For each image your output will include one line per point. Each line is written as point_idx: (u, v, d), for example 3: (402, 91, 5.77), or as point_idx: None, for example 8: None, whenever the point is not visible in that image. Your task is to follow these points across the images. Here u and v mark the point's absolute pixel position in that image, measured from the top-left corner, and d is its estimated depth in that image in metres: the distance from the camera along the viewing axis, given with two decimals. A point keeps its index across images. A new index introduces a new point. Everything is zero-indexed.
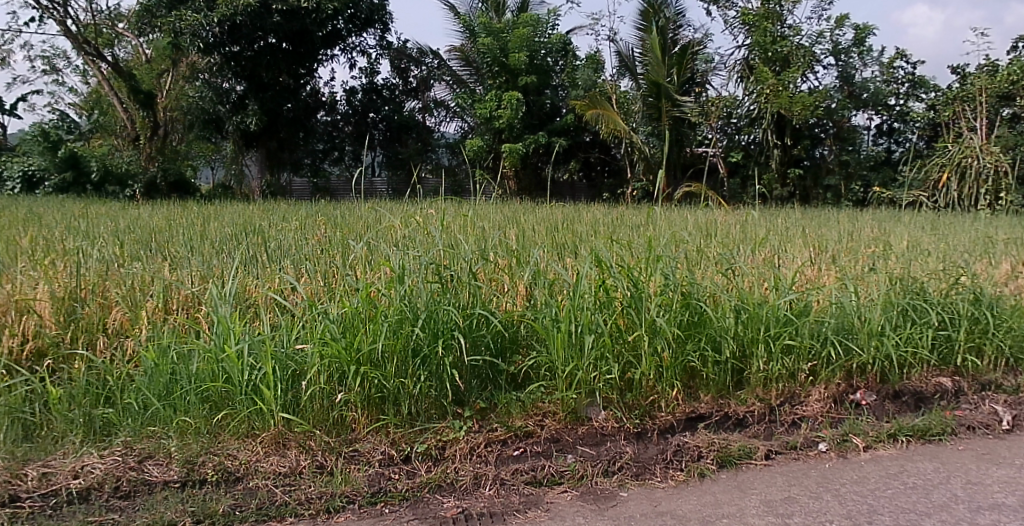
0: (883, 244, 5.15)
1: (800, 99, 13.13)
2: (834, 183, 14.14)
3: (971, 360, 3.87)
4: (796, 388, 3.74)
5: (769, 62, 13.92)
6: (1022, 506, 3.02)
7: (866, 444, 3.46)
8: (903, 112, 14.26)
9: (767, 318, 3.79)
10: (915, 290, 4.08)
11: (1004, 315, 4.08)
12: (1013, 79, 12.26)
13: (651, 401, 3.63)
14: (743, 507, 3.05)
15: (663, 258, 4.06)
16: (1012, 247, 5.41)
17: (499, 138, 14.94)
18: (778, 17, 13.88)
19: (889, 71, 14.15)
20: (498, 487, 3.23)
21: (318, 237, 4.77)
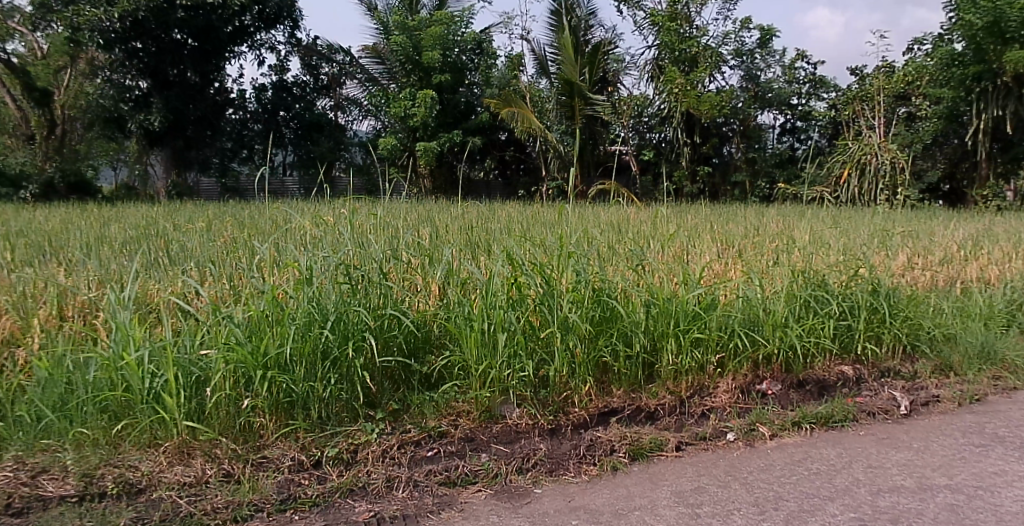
0: (789, 238, 5.30)
1: (708, 98, 13.48)
2: (740, 181, 14.87)
3: (871, 348, 4.01)
4: (705, 380, 3.80)
5: (678, 62, 14.35)
6: (919, 488, 3.15)
7: (772, 433, 3.55)
8: (804, 112, 15.09)
9: (677, 312, 3.83)
10: (817, 281, 4.19)
11: (901, 304, 4.23)
12: (908, 81, 13.46)
13: (565, 397, 3.64)
14: (654, 499, 3.11)
15: (575, 253, 4.05)
16: (910, 242, 5.75)
17: (414, 137, 14.66)
18: (684, 18, 14.31)
19: (790, 72, 14.73)
20: (412, 488, 3.19)
21: (225, 237, 4.66)
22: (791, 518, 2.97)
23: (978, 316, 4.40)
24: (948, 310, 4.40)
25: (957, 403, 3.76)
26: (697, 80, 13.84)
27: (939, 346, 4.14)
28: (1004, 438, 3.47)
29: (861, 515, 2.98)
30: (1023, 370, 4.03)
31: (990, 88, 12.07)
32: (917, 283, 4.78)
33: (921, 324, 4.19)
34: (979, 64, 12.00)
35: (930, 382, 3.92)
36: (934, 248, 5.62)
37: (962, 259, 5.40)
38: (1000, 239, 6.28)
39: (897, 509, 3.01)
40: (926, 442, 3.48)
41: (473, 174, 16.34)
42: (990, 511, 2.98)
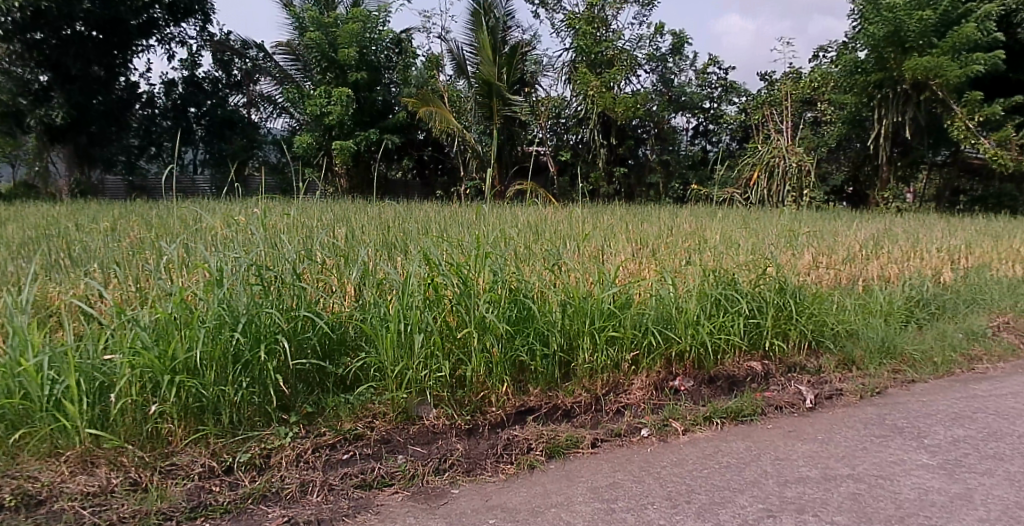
0: (700, 240, 5.42)
1: (624, 101, 13.72)
2: (655, 181, 15.28)
3: (778, 344, 4.14)
4: (620, 377, 3.87)
5: (594, 64, 14.49)
6: (823, 478, 3.28)
7: (684, 428, 3.64)
8: (716, 115, 15.38)
9: (593, 311, 3.89)
10: (727, 280, 4.31)
11: (806, 302, 4.38)
12: (812, 87, 14.14)
13: (483, 396, 3.66)
14: (570, 496, 3.16)
15: (492, 254, 4.06)
16: (814, 240, 6.03)
17: (330, 135, 14.40)
18: (602, 21, 14.48)
19: (702, 77, 15.20)
20: (326, 492, 3.16)
21: (131, 238, 4.53)
22: (702, 511, 3.06)
23: (878, 313, 4.58)
24: (850, 306, 4.57)
25: (859, 396, 3.93)
26: (612, 83, 14.09)
27: (842, 341, 4.31)
28: (902, 429, 3.64)
29: (768, 506, 3.09)
30: (919, 364, 4.24)
31: (890, 94, 12.47)
32: (822, 282, 4.95)
33: (825, 320, 4.34)
34: (879, 72, 12.38)
35: (834, 376, 4.08)
36: (838, 247, 5.90)
37: (863, 258, 5.63)
38: (893, 237, 6.62)
39: (802, 499, 3.13)
40: (830, 434, 3.62)
41: (390, 174, 16.31)
42: (889, 498, 3.13)
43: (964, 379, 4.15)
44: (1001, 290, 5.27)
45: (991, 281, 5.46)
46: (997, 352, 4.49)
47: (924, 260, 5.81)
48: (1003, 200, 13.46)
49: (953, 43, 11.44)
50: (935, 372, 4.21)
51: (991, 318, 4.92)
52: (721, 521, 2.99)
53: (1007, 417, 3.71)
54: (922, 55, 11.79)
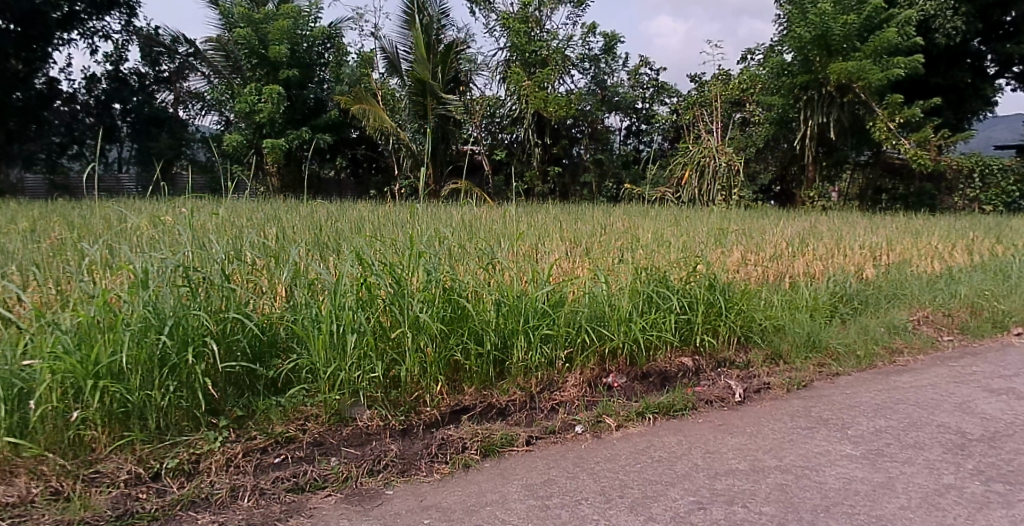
0: (622, 238, 5.53)
1: (555, 99, 13.87)
2: (589, 181, 15.44)
3: (709, 340, 4.24)
4: (555, 375, 3.92)
5: (528, 64, 14.60)
6: (751, 470, 3.37)
7: (618, 424, 3.70)
8: (649, 115, 15.83)
9: (526, 310, 3.93)
10: (658, 278, 4.41)
11: (735, 299, 4.49)
12: (742, 89, 14.53)
13: (417, 396, 3.68)
14: (505, 493, 3.19)
15: (425, 253, 4.07)
16: (743, 239, 6.18)
17: (261, 134, 14.23)
18: (536, 22, 14.71)
19: (635, 78, 15.53)
20: (257, 497, 3.12)
21: (50, 240, 4.40)
22: (634, 505, 3.12)
23: (804, 308, 4.72)
24: (777, 302, 4.69)
25: (786, 389, 4.04)
26: (545, 83, 14.20)
27: (770, 336, 4.43)
28: (827, 420, 3.76)
29: (699, 499, 3.17)
30: (844, 357, 4.39)
31: (816, 96, 12.96)
32: (750, 278, 5.07)
33: (753, 316, 4.46)
34: (805, 74, 12.72)
35: (762, 370, 4.20)
36: (765, 245, 6.09)
37: (789, 255, 5.81)
38: (816, 235, 6.87)
39: (732, 491, 3.22)
40: (758, 426, 3.72)
41: (322, 172, 15.82)
42: (815, 488, 3.23)
43: (886, 371, 4.31)
44: (920, 285, 5.48)
45: (911, 276, 5.67)
46: (916, 344, 4.67)
47: (848, 257, 6.06)
48: (923, 198, 14.04)
49: (875, 47, 11.83)
50: (858, 364, 4.36)
51: (912, 312, 5.11)
52: (652, 515, 3.05)
53: (926, 407, 3.87)
54: (846, 58, 12.20)
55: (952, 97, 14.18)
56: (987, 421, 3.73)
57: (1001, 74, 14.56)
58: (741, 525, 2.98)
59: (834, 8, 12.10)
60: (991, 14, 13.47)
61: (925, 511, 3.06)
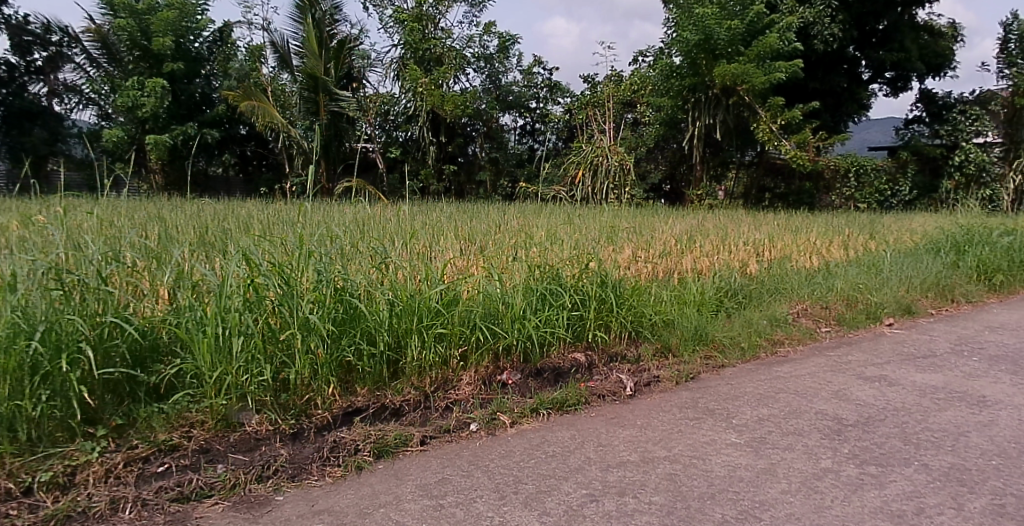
0: (502, 235, 5.65)
1: (451, 99, 13.88)
2: (484, 179, 15.63)
3: (600, 336, 4.36)
4: (449, 374, 3.95)
5: (423, 61, 14.72)
6: (641, 461, 3.46)
7: (512, 421, 3.75)
8: (543, 114, 16.17)
9: (420, 309, 3.94)
10: (551, 275, 4.51)
11: (626, 295, 4.64)
12: (633, 90, 15.17)
13: (308, 399, 3.64)
14: (399, 494, 3.17)
15: (315, 253, 4.04)
16: (634, 236, 6.41)
17: (144, 129, 13.73)
18: (430, 19, 14.69)
19: (529, 77, 15.79)
20: (139, 508, 3.00)
21: None
22: (527, 500, 3.15)
23: (692, 303, 4.88)
24: (667, 298, 4.84)
25: (675, 382, 4.18)
26: (440, 81, 14.35)
27: (660, 331, 4.57)
28: (713, 411, 3.89)
29: (591, 491, 3.23)
30: (729, 349, 4.58)
31: (703, 99, 13.48)
32: (640, 274, 5.25)
33: (643, 311, 4.60)
34: (693, 77, 13.23)
35: (652, 364, 4.33)
36: (657, 242, 6.28)
37: (678, 252, 6.06)
38: (702, 232, 7.18)
39: (623, 482, 3.29)
40: (648, 419, 3.82)
41: (209, 170, 15.46)
42: (702, 477, 3.34)
43: (768, 362, 4.52)
44: (799, 279, 5.74)
45: (790, 271, 5.94)
46: (796, 336, 4.92)
47: (733, 253, 6.32)
48: (803, 197, 14.91)
49: (758, 52, 12.43)
50: (743, 356, 4.56)
51: (792, 305, 5.38)
52: (546, 509, 3.09)
53: (806, 396, 4.05)
54: (731, 61, 12.73)
55: (829, 101, 14.97)
56: (861, 407, 3.94)
57: (873, 80, 15.67)
58: (632, 516, 3.05)
59: (718, 13, 12.55)
60: (866, 22, 14.49)
61: (804, 495, 3.20)
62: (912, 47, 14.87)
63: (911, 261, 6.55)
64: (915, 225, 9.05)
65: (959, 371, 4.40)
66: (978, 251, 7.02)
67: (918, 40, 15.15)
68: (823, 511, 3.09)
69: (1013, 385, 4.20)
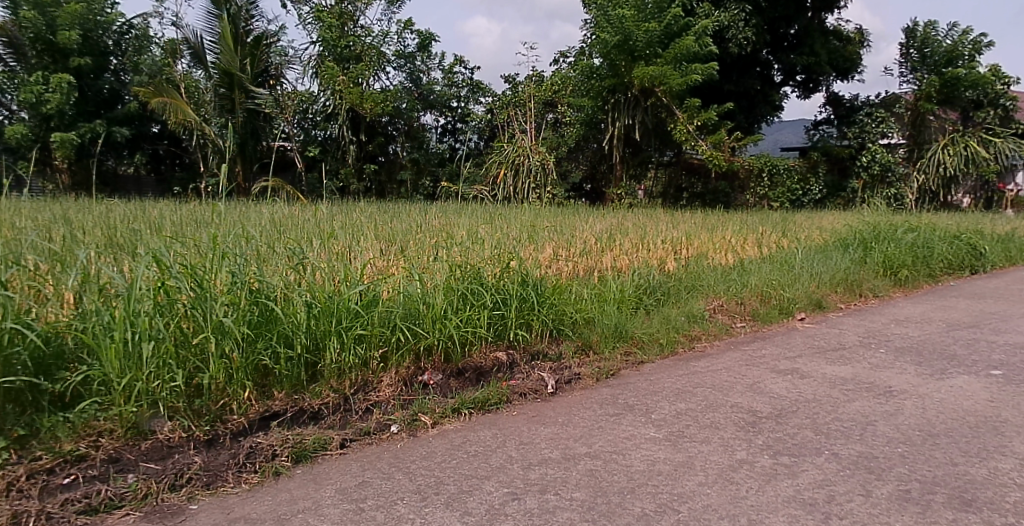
0: (423, 236, 5.59)
1: (371, 96, 13.96)
2: (405, 179, 15.50)
3: (521, 334, 4.40)
4: (369, 375, 3.92)
5: (342, 59, 14.60)
6: (563, 458, 3.48)
7: (433, 421, 3.75)
8: (464, 114, 16.19)
9: (338, 310, 3.90)
10: (472, 274, 4.51)
11: (547, 293, 4.70)
12: (554, 90, 15.18)
13: (223, 404, 3.55)
14: (319, 499, 3.11)
15: (228, 255, 3.95)
16: (554, 235, 6.45)
17: (48, 126, 13.25)
18: (349, 16, 14.82)
19: (449, 76, 15.90)
20: (42, 522, 2.86)
21: None
22: (449, 501, 3.13)
23: (612, 300, 4.99)
24: (587, 295, 4.94)
25: (595, 379, 4.26)
26: (360, 79, 14.30)
27: (581, 329, 4.67)
28: (633, 406, 3.95)
29: (513, 490, 3.23)
30: (648, 346, 4.70)
31: (623, 99, 13.81)
32: (561, 272, 5.32)
33: (565, 309, 4.68)
34: (612, 77, 13.55)
35: (573, 362, 4.40)
36: (574, 240, 6.38)
37: (598, 250, 6.13)
38: (623, 231, 7.25)
39: (544, 480, 3.31)
40: (569, 415, 3.86)
41: (119, 169, 14.96)
42: (622, 471, 3.38)
43: (685, 358, 4.65)
44: (716, 276, 5.90)
45: (708, 268, 6.10)
46: (712, 331, 5.09)
47: (652, 252, 6.40)
48: (719, 196, 15.43)
49: (676, 54, 13.09)
50: (662, 352, 4.70)
51: (709, 301, 5.54)
52: (468, 509, 3.08)
53: (722, 389, 4.16)
54: (649, 63, 13.22)
55: (743, 102, 15.91)
56: (775, 399, 4.06)
57: (784, 83, 16.69)
58: (553, 513, 3.06)
59: (635, 16, 12.97)
60: (777, 26, 15.61)
61: (720, 486, 3.27)
62: (822, 51, 15.85)
63: (821, 257, 6.83)
64: (825, 223, 9.35)
65: (867, 362, 4.61)
66: (883, 246, 7.41)
67: (827, 45, 16.15)
68: (739, 502, 3.15)
69: (917, 375, 4.42)
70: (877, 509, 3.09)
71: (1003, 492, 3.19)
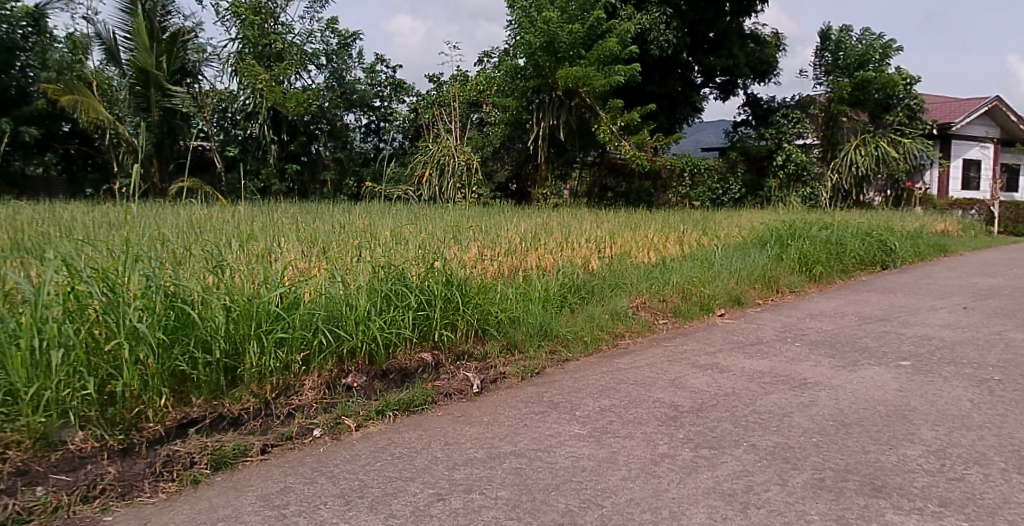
0: (346, 236, 5.54)
1: (294, 95, 13.84)
2: (327, 179, 15.26)
3: (445, 335, 4.48)
4: (291, 380, 3.89)
5: (262, 57, 14.44)
6: (488, 457, 3.49)
7: (357, 424, 3.75)
8: (387, 113, 16.20)
9: (258, 314, 3.82)
10: (396, 276, 4.49)
11: (471, 293, 4.76)
12: (478, 90, 15.72)
13: (138, 412, 3.43)
14: (239, 506, 3.01)
15: (142, 258, 3.83)
16: (480, 234, 6.46)
17: None
18: (269, 13, 14.62)
19: (372, 75, 15.84)
20: None
21: None
22: (373, 504, 3.06)
23: (537, 299, 5.15)
24: (511, 295, 5.04)
25: (520, 377, 4.41)
26: (281, 77, 14.15)
27: (506, 328, 4.80)
28: (558, 404, 4.04)
29: (438, 491, 3.18)
30: (572, 343, 4.93)
31: (547, 100, 13.90)
32: (486, 272, 5.34)
33: (489, 309, 4.78)
34: (537, 78, 13.72)
35: (498, 361, 4.55)
36: (499, 240, 6.30)
37: (523, 250, 6.16)
38: (549, 230, 7.28)
39: (469, 479, 3.28)
40: (494, 415, 3.92)
41: (27, 170, 14.42)
42: (547, 469, 3.37)
43: (609, 355, 4.90)
44: (638, 274, 6.14)
45: (630, 267, 6.31)
46: (635, 328, 5.36)
47: (576, 251, 6.53)
48: (642, 196, 15.76)
49: (598, 56, 13.33)
50: (586, 349, 4.94)
51: (632, 299, 5.79)
52: (391, 512, 3.00)
53: (645, 385, 4.30)
54: (573, 64, 13.44)
55: (664, 103, 16.50)
56: (694, 393, 4.20)
57: (705, 85, 17.40)
58: (478, 512, 3.01)
59: (560, 18, 13.16)
60: (698, 29, 16.11)
61: (644, 480, 3.28)
62: (739, 53, 16.56)
63: (740, 254, 7.14)
64: (743, 222, 9.57)
65: (783, 356, 4.82)
66: (798, 244, 7.67)
67: (745, 47, 16.82)
68: (661, 494, 3.16)
69: (830, 367, 4.62)
70: (793, 497, 3.12)
71: (912, 477, 3.26)
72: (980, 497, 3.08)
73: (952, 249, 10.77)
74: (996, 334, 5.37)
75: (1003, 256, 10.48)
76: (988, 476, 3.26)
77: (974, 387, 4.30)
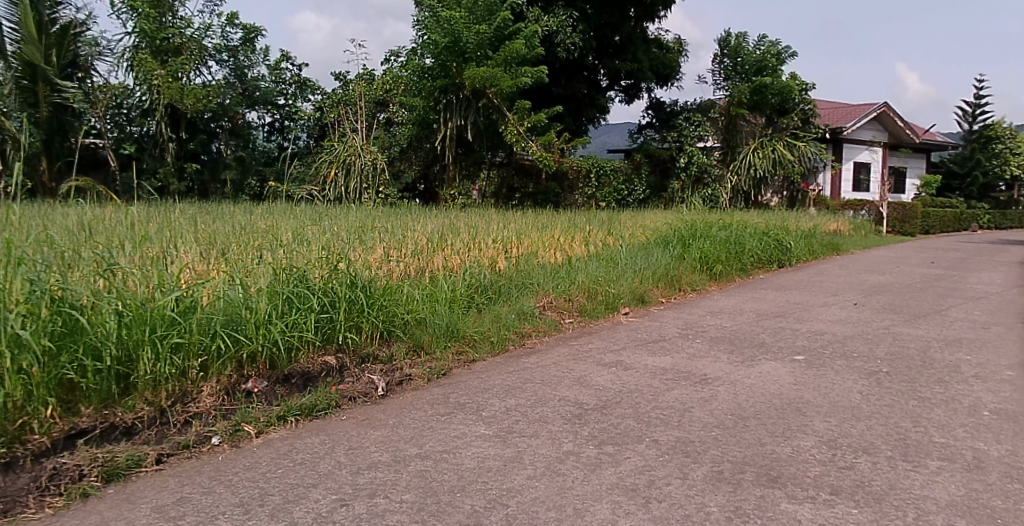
0: (245, 237, 5.42)
1: (191, 91, 13.44)
2: (229, 178, 14.87)
3: (350, 337, 4.44)
4: (188, 386, 3.75)
5: (159, 52, 13.90)
6: (392, 460, 3.46)
7: (258, 430, 3.68)
8: (291, 112, 16.28)
9: (152, 319, 3.68)
10: (298, 278, 4.44)
11: (376, 295, 4.74)
12: (385, 89, 15.72)
13: (21, 424, 3.19)
14: (131, 519, 2.87)
15: (26, 261, 3.63)
16: (385, 236, 6.28)
17: None
18: (166, 6, 14.06)
19: (275, 73, 15.72)
20: None
21: None
22: (274, 512, 2.98)
23: (443, 300, 5.18)
24: (418, 295, 5.04)
25: (426, 379, 4.43)
26: (178, 73, 13.71)
27: (411, 329, 4.81)
28: (464, 405, 4.07)
29: (342, 496, 3.13)
30: (479, 344, 4.99)
31: (454, 100, 13.95)
32: (392, 273, 5.32)
33: (395, 311, 4.77)
34: (444, 78, 13.76)
35: (403, 363, 4.57)
36: (399, 240, 6.29)
37: (429, 250, 6.13)
38: (454, 230, 7.25)
39: (373, 484, 3.23)
40: (400, 417, 3.92)
41: None
42: (452, 470, 3.37)
43: (516, 354, 5.00)
44: (545, 274, 6.25)
45: (537, 267, 6.41)
46: (541, 328, 5.48)
47: (483, 251, 6.55)
48: (549, 196, 15.72)
49: (506, 57, 13.45)
50: (492, 349, 5.02)
51: (538, 299, 5.91)
52: (293, 519, 2.92)
53: (551, 385, 4.37)
54: (480, 64, 13.56)
55: (571, 106, 16.71)
56: (598, 391, 4.30)
57: (610, 88, 17.65)
58: (382, 516, 2.97)
59: (466, 18, 13.27)
60: (604, 33, 16.42)
61: (549, 478, 3.31)
62: (643, 58, 17.12)
63: (642, 254, 7.36)
64: (646, 222, 9.81)
65: (684, 353, 4.99)
66: (699, 243, 7.91)
67: (648, 52, 17.41)
68: (566, 492, 3.19)
69: (729, 362, 4.80)
70: (693, 490, 3.21)
71: (805, 467, 3.41)
72: (868, 484, 3.24)
73: (844, 248, 11.41)
74: (884, 328, 5.71)
75: (888, 254, 11.18)
76: (875, 464, 3.44)
77: (863, 379, 4.55)
